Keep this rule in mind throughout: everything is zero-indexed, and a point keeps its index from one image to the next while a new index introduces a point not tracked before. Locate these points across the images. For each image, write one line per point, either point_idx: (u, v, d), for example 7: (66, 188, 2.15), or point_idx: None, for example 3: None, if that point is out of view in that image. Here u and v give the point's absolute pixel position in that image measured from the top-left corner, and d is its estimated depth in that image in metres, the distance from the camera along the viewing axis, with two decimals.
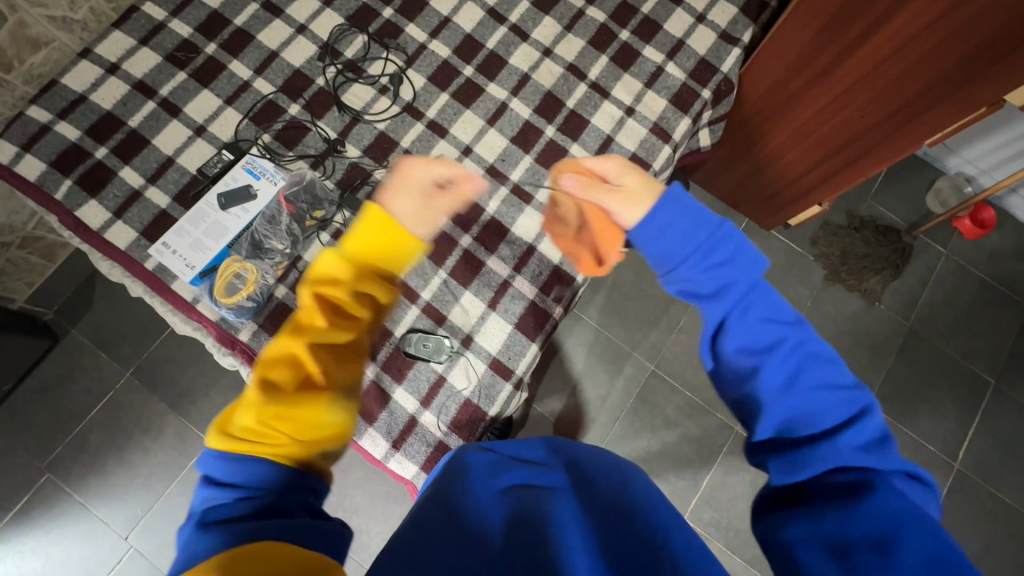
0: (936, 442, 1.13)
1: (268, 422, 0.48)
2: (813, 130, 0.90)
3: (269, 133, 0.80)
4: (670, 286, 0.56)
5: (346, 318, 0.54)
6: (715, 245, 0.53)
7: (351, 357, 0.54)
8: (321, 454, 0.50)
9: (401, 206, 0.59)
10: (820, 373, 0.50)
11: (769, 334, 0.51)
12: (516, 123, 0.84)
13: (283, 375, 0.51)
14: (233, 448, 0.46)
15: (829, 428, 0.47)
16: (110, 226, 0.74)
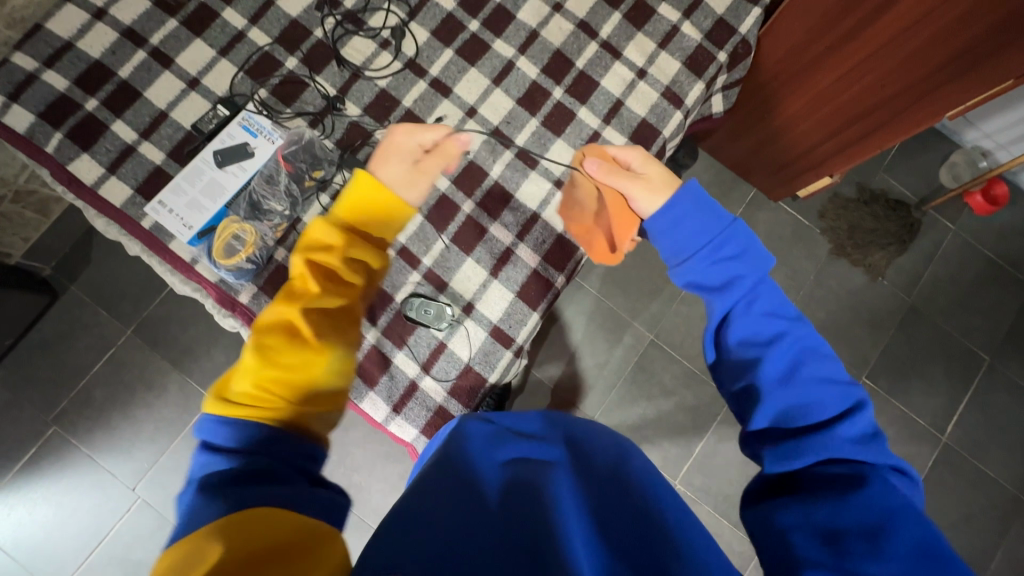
0: (926, 416, 1.15)
1: (264, 385, 0.49)
2: (832, 98, 0.87)
3: (265, 88, 0.77)
4: (679, 277, 0.60)
5: (340, 279, 0.55)
6: (728, 240, 0.58)
7: (343, 319, 0.54)
8: (315, 415, 0.51)
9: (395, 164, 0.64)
10: (820, 367, 0.53)
11: (774, 326, 0.54)
12: (522, 84, 0.80)
13: (279, 339, 0.51)
14: (234, 412, 0.47)
15: (825, 420, 0.49)
16: (104, 182, 0.72)
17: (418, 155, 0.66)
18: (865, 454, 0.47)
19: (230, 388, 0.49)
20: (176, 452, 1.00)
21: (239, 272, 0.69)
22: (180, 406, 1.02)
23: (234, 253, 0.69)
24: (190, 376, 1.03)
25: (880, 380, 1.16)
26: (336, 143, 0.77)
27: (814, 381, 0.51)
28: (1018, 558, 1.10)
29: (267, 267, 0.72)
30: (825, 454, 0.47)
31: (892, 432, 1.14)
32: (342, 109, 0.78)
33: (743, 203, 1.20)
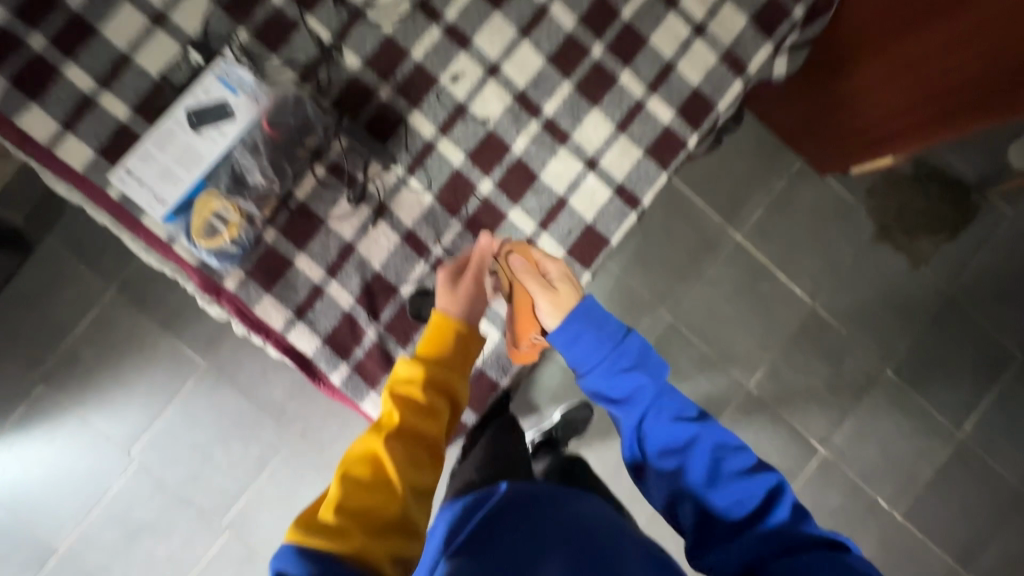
0: (946, 413, 1.11)
1: (346, 517, 0.48)
2: (922, 67, 0.74)
3: (247, 29, 0.64)
4: (586, 387, 0.62)
5: (424, 411, 0.55)
6: (621, 356, 0.60)
7: (425, 456, 0.54)
8: (393, 556, 0.48)
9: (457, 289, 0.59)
10: (735, 463, 0.55)
11: (682, 434, 0.57)
12: (556, 37, 0.67)
13: (363, 471, 0.52)
14: (314, 541, 0.46)
15: (750, 518, 0.52)
16: (61, 141, 0.61)
17: (484, 278, 0.61)
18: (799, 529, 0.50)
19: (314, 517, 0.49)
20: (171, 417, 0.97)
21: (223, 255, 0.61)
22: (171, 371, 0.97)
23: (216, 234, 0.61)
24: (181, 340, 0.97)
25: (904, 373, 1.10)
26: (332, 103, 0.65)
27: (734, 478, 0.54)
28: (1012, 554, 1.10)
29: (255, 250, 0.64)
30: (761, 553, 0.49)
31: (907, 427, 1.10)
32: (340, 60, 0.65)
33: (787, 175, 1.07)
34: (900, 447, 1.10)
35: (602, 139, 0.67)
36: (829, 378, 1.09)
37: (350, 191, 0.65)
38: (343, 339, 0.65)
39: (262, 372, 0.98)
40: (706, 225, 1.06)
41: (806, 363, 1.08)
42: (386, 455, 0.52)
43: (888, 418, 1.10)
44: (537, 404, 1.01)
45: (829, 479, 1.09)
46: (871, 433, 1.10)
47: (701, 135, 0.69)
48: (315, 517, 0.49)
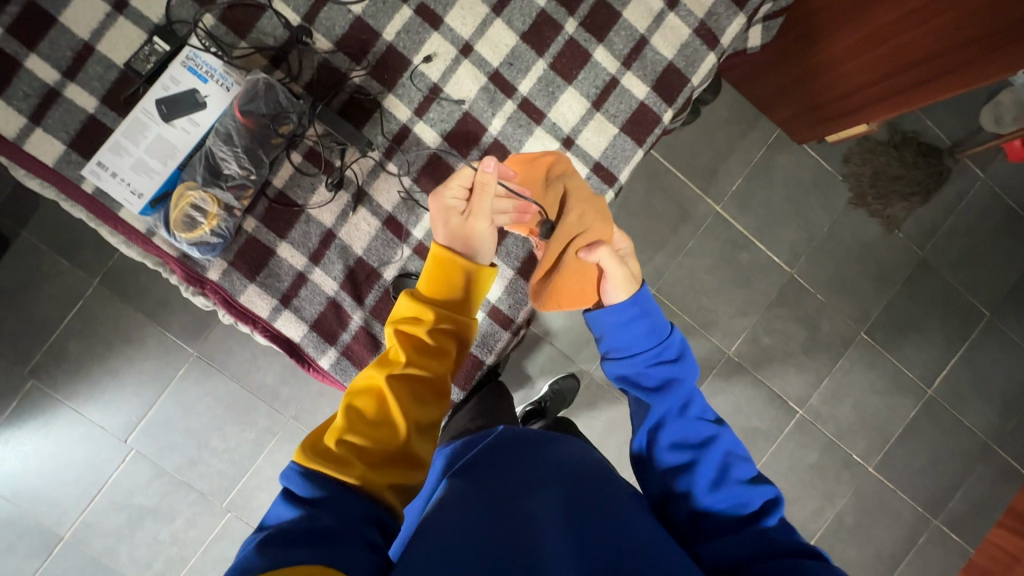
0: (916, 370, 1.16)
1: (349, 447, 0.47)
2: (894, 35, 0.75)
3: (212, 14, 0.62)
4: (615, 370, 0.61)
5: (431, 353, 0.54)
6: (663, 348, 0.59)
7: (431, 395, 0.52)
8: (397, 492, 0.47)
9: (479, 230, 0.59)
10: (741, 472, 0.54)
11: (702, 432, 0.56)
12: (529, 13, 0.66)
13: (367, 405, 0.50)
14: (316, 465, 0.45)
15: (743, 523, 0.51)
16: (28, 135, 0.60)
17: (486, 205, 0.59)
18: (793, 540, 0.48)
19: (317, 443, 0.47)
20: (165, 406, 0.99)
21: (205, 246, 0.61)
22: (161, 360, 0.98)
23: (195, 226, 0.60)
24: (168, 329, 0.98)
25: (877, 334, 1.14)
26: (305, 88, 0.65)
27: (736, 483, 0.53)
28: (976, 499, 1.17)
29: (237, 240, 0.64)
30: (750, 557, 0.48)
31: (880, 384, 1.15)
32: (310, 43, 0.64)
33: (765, 145, 1.08)
34: (873, 404, 1.15)
35: (578, 117, 0.68)
36: (806, 342, 1.12)
37: (328, 177, 0.65)
38: (329, 324, 0.66)
39: (253, 358, 1.00)
40: (686, 196, 1.07)
41: (784, 328, 1.12)
42: (388, 391, 0.50)
43: (862, 377, 1.14)
44: (525, 378, 1.03)
45: (806, 437, 1.14)
46: (846, 392, 1.14)
47: (676, 110, 0.70)
48: (319, 444, 0.47)
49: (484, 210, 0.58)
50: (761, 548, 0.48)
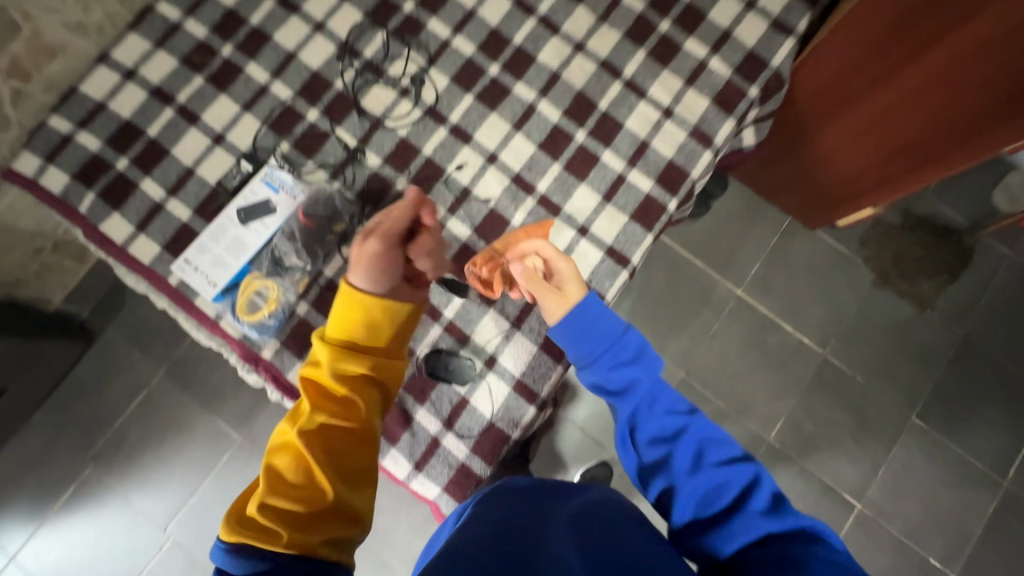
0: (984, 459, 1.06)
1: (272, 514, 0.52)
2: (874, 131, 0.83)
3: (287, 141, 0.77)
4: (586, 378, 0.67)
5: (339, 397, 0.58)
6: (619, 348, 0.66)
7: (348, 439, 0.57)
8: (330, 546, 0.51)
9: (372, 250, 0.62)
10: (717, 454, 0.61)
11: (672, 424, 0.63)
12: (544, 128, 0.78)
13: (286, 463, 0.55)
14: (241, 537, 0.50)
15: (730, 508, 0.57)
16: (133, 240, 0.73)
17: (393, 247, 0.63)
18: (779, 521, 0.54)
19: (243, 513, 0.53)
20: (206, 491, 1.02)
21: (262, 327, 0.71)
22: (209, 446, 1.04)
23: (258, 308, 0.70)
24: (220, 416, 1.05)
25: (932, 419, 1.07)
26: (356, 194, 0.76)
27: (714, 467, 0.60)
28: None
29: (290, 322, 0.72)
30: (745, 543, 0.54)
31: (947, 477, 1.06)
32: (363, 160, 0.77)
33: (778, 232, 1.14)
34: (945, 500, 1.04)
35: (591, 208, 0.76)
36: (854, 429, 1.07)
37: None
38: None
39: None
40: (706, 281, 1.12)
41: (828, 414, 1.07)
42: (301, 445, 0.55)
43: (923, 468, 1.06)
44: (559, 465, 1.03)
45: (872, 537, 1.03)
46: (909, 485, 1.05)
47: (680, 200, 0.78)
48: (246, 510, 0.53)
49: (388, 229, 0.62)
50: (755, 533, 0.54)
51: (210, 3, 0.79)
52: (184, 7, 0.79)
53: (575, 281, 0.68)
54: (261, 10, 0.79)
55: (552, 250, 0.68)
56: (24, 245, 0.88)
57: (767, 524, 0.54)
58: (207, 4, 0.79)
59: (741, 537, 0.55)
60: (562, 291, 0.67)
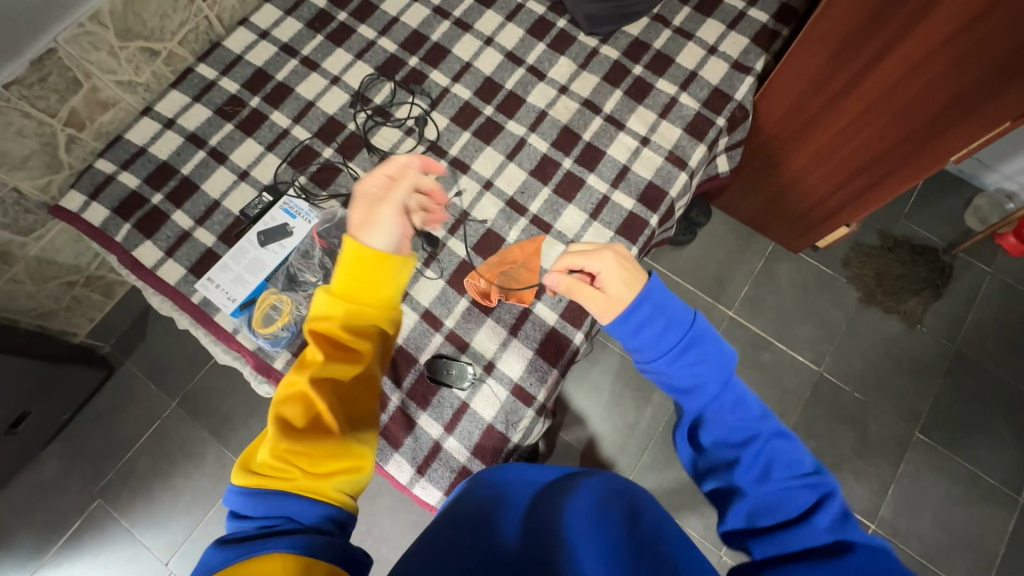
0: (995, 474, 1.08)
1: (283, 457, 0.56)
2: (835, 150, 0.91)
3: (305, 175, 0.86)
4: (650, 374, 0.64)
5: (347, 350, 0.62)
6: (689, 345, 0.61)
7: (354, 389, 0.62)
8: (340, 486, 0.57)
9: (382, 218, 0.64)
10: (788, 463, 0.56)
11: (742, 426, 0.59)
12: (534, 157, 0.87)
13: (294, 411, 0.59)
14: (256, 483, 0.55)
15: (793, 516, 0.53)
16: (162, 265, 0.81)
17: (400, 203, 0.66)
18: (843, 538, 0.51)
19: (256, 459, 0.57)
20: (209, 523, 1.08)
21: (275, 339, 0.74)
22: (216, 477, 1.10)
23: (272, 322, 0.74)
24: (227, 446, 1.12)
25: (936, 434, 1.11)
26: None
27: (780, 472, 0.56)
28: None
29: (301, 335, 0.77)
30: (800, 551, 0.51)
31: (959, 492, 1.08)
32: None
33: (764, 256, 1.23)
34: (958, 516, 1.06)
35: (579, 225, 0.83)
36: (856, 445, 1.10)
37: None
38: None
39: None
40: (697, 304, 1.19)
41: (829, 429, 1.11)
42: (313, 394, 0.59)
43: (934, 484, 1.08)
44: None
45: None
46: (920, 502, 1.07)
47: (660, 216, 0.85)
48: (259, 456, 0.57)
49: (391, 202, 0.65)
50: (812, 545, 0.51)
51: (241, 62, 0.90)
52: (219, 66, 0.90)
53: (628, 289, 0.63)
54: (286, 67, 0.91)
55: (586, 257, 0.64)
56: (59, 279, 0.99)
57: (830, 537, 0.51)
58: (239, 63, 0.90)
59: (797, 542, 0.51)
60: (607, 294, 0.63)
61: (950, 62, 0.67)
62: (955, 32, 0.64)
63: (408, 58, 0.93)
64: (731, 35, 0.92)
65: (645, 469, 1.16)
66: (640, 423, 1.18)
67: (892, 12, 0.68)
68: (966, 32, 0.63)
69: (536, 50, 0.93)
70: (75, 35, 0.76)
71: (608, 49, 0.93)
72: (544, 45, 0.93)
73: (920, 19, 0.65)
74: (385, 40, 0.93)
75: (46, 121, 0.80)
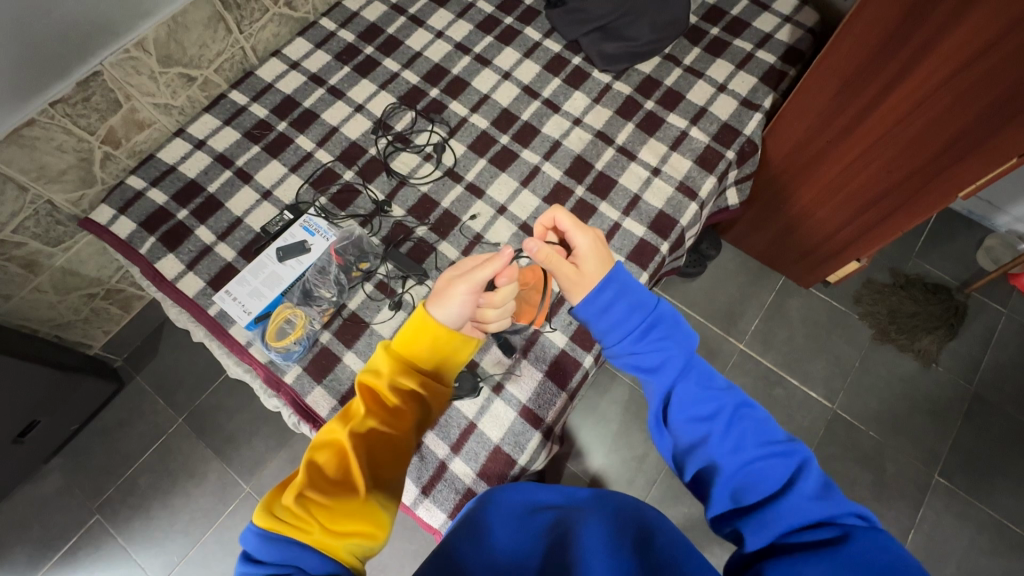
0: (1019, 522, 1.04)
1: (306, 507, 0.53)
2: (841, 186, 0.93)
3: (325, 196, 0.89)
4: (617, 359, 0.63)
5: (394, 411, 0.61)
6: (652, 324, 0.60)
7: (390, 455, 0.60)
8: (354, 551, 0.53)
9: (456, 292, 0.62)
10: (758, 435, 0.56)
11: (708, 401, 0.58)
12: (548, 184, 0.90)
13: (329, 462, 0.58)
14: (272, 526, 0.50)
15: (774, 490, 0.51)
16: (182, 277, 0.83)
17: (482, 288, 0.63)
18: (828, 508, 0.49)
19: (277, 503, 0.53)
20: (206, 545, 1.06)
21: (287, 353, 0.75)
22: (217, 496, 1.09)
23: (285, 336, 0.76)
24: (230, 465, 1.11)
25: (956, 478, 1.07)
26: (381, 240, 0.86)
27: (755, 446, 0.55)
28: None
29: (312, 350, 0.78)
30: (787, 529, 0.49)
31: (983, 541, 1.04)
32: (388, 212, 0.88)
33: (774, 290, 1.23)
34: (982, 567, 1.02)
35: None
36: (873, 486, 1.07)
37: (391, 301, 0.82)
38: None
39: None
40: (707, 335, 1.19)
41: (845, 470, 1.08)
42: (350, 448, 0.58)
43: (957, 531, 1.04)
44: None
45: None
46: (943, 549, 1.03)
47: (671, 244, 0.86)
48: (278, 500, 0.54)
49: (473, 277, 0.62)
50: (800, 520, 0.49)
51: (272, 90, 0.95)
52: (250, 93, 0.95)
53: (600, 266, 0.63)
54: (313, 95, 0.95)
55: (574, 226, 0.63)
56: (81, 290, 1.01)
57: (814, 508, 0.49)
58: (269, 91, 0.95)
59: (785, 521, 0.49)
60: (579, 270, 0.63)
61: (954, 97, 0.69)
62: (960, 67, 0.66)
63: (429, 89, 0.97)
64: (740, 74, 0.96)
65: (654, 504, 1.12)
66: (650, 456, 1.16)
67: (895, 49, 0.70)
68: (969, 68, 0.66)
69: (552, 85, 0.97)
70: (121, 60, 0.81)
71: (621, 85, 0.97)
72: (560, 80, 0.98)
73: (924, 55, 0.68)
74: (408, 72, 0.98)
75: (85, 138, 0.84)
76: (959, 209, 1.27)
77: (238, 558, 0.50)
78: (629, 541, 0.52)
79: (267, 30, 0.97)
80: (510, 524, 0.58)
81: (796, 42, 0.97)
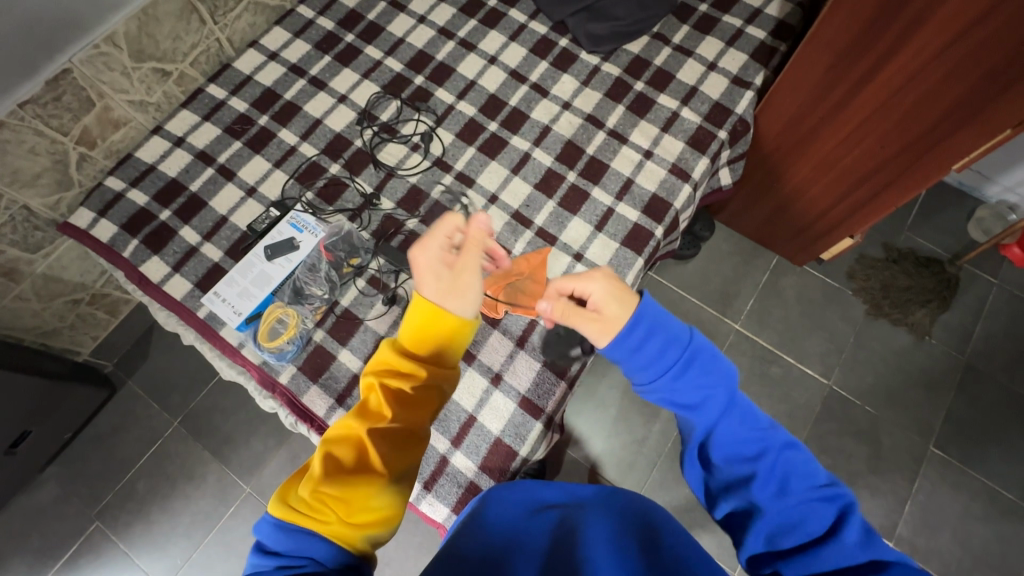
0: (1013, 489, 1.07)
1: (321, 499, 0.52)
2: (835, 162, 0.93)
3: (312, 191, 0.87)
4: (651, 395, 0.62)
5: (411, 402, 0.59)
6: (691, 360, 0.59)
7: (408, 442, 0.58)
8: (367, 540, 0.53)
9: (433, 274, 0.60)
10: (801, 474, 0.56)
11: (752, 441, 0.58)
12: (538, 171, 0.88)
13: (347, 455, 0.56)
14: (289, 518, 0.51)
15: (815, 537, 0.52)
16: (168, 280, 0.81)
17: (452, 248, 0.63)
18: (876, 553, 0.50)
19: (294, 493, 0.54)
20: (209, 546, 1.06)
21: (281, 353, 0.75)
22: (219, 496, 1.09)
23: (278, 336, 0.75)
24: (229, 465, 1.10)
25: (951, 449, 1.09)
26: (371, 234, 0.85)
27: (802, 490, 0.54)
28: None
29: (307, 348, 0.77)
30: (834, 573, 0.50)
31: (977, 508, 1.06)
32: (377, 204, 0.86)
33: (768, 269, 1.23)
34: (977, 534, 1.04)
35: (585, 236, 0.84)
36: (870, 459, 1.09)
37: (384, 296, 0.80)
38: None
39: None
40: (703, 316, 1.20)
41: (841, 446, 1.10)
42: (369, 442, 0.56)
43: (952, 499, 1.06)
44: None
45: None
46: (939, 518, 1.05)
47: (665, 227, 0.85)
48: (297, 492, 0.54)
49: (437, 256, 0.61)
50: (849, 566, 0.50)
51: (251, 83, 0.92)
52: (229, 87, 0.92)
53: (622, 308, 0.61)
54: (294, 87, 0.92)
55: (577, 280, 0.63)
56: (65, 296, 0.99)
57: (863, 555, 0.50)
58: (249, 84, 0.92)
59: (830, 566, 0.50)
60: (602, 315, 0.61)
61: (947, 71, 0.69)
62: (953, 38, 0.65)
63: (414, 77, 0.94)
64: (730, 51, 0.94)
65: (654, 487, 1.13)
66: (650, 439, 1.17)
67: (888, 21, 0.69)
68: (962, 39, 0.64)
69: (539, 68, 0.95)
70: (91, 56, 0.78)
71: (609, 66, 0.95)
72: (547, 63, 0.95)
73: (917, 27, 0.67)
74: (391, 59, 0.95)
75: (59, 140, 0.81)
76: (950, 181, 1.27)
77: (254, 548, 0.52)
78: (629, 531, 0.53)
79: (243, 20, 0.93)
80: (511, 516, 0.59)
81: (786, 17, 0.95)
